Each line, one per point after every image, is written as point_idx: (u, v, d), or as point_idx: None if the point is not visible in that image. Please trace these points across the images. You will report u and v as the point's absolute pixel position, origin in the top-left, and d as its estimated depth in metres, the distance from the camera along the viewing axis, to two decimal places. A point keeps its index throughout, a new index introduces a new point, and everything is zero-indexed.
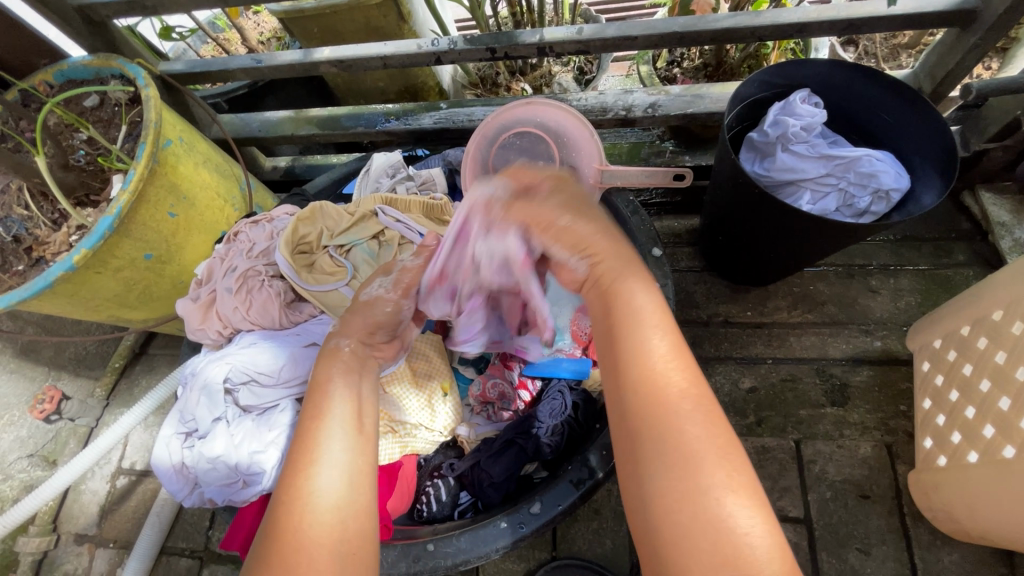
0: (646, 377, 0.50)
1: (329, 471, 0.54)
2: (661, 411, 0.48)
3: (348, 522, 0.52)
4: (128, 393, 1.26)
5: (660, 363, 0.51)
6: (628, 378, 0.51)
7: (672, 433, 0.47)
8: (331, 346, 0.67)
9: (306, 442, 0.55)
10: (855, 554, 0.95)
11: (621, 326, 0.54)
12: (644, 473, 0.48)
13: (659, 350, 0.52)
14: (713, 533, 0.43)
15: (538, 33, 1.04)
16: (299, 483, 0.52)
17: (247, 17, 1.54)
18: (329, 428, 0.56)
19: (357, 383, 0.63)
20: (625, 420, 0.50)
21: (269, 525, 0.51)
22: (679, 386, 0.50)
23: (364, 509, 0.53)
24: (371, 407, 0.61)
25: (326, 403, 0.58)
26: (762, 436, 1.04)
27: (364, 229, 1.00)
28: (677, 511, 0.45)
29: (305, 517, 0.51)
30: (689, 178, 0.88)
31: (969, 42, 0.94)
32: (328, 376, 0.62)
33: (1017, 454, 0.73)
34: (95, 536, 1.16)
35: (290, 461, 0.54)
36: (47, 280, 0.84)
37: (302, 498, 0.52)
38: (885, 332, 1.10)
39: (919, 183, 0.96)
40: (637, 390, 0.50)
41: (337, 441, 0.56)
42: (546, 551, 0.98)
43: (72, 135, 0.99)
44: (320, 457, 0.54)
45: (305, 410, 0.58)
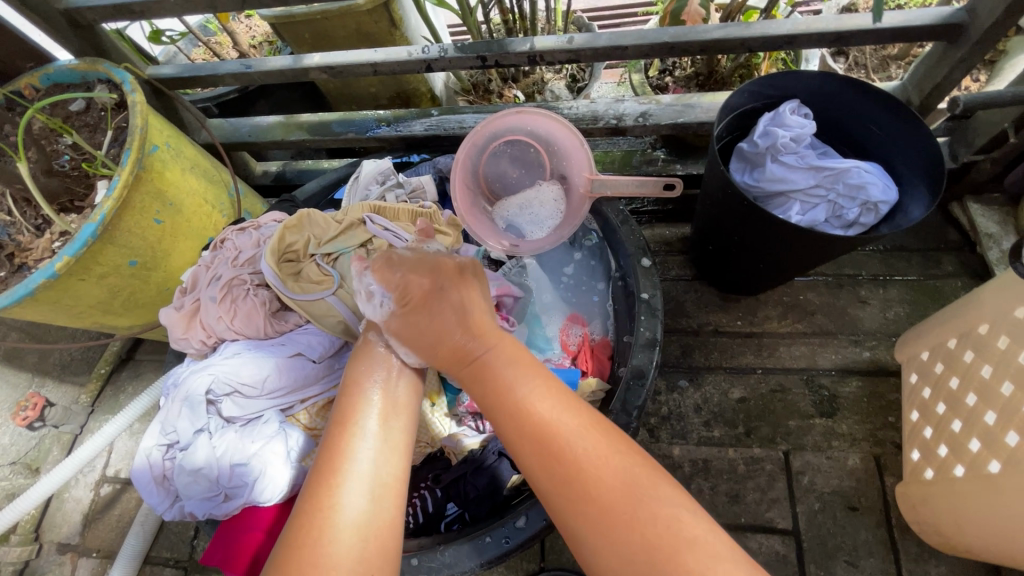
0: (542, 440, 0.63)
1: (355, 484, 0.60)
2: (571, 476, 0.60)
3: (366, 533, 0.57)
4: (114, 399, 1.24)
5: (556, 420, 0.64)
6: (536, 448, 0.63)
7: (586, 488, 0.59)
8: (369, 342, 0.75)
9: (333, 454, 0.63)
10: (842, 567, 0.94)
11: (501, 401, 0.66)
12: (568, 521, 0.60)
13: (551, 415, 0.64)
14: (646, 547, 0.55)
15: (529, 41, 1.03)
16: (325, 494, 0.59)
17: (238, 21, 1.53)
18: (357, 441, 0.64)
19: (389, 392, 0.70)
20: (549, 493, 0.61)
21: (291, 533, 0.58)
22: (588, 450, 0.61)
23: (386, 523, 0.60)
24: (399, 419, 0.68)
25: (358, 416, 0.66)
26: (750, 447, 1.04)
27: (352, 238, 0.99)
28: (616, 537, 0.56)
29: (330, 531, 0.57)
30: (679, 188, 0.88)
31: (956, 56, 0.94)
32: (361, 388, 0.69)
33: (1003, 469, 0.73)
34: (78, 545, 1.15)
35: (319, 473, 0.61)
36: (28, 287, 0.83)
37: (329, 511, 0.58)
38: (874, 343, 1.11)
39: (907, 196, 0.96)
40: (544, 460, 0.62)
41: (360, 455, 0.62)
42: (535, 562, 0.98)
43: (56, 140, 0.99)
44: (346, 470, 0.61)
45: (335, 424, 0.66)
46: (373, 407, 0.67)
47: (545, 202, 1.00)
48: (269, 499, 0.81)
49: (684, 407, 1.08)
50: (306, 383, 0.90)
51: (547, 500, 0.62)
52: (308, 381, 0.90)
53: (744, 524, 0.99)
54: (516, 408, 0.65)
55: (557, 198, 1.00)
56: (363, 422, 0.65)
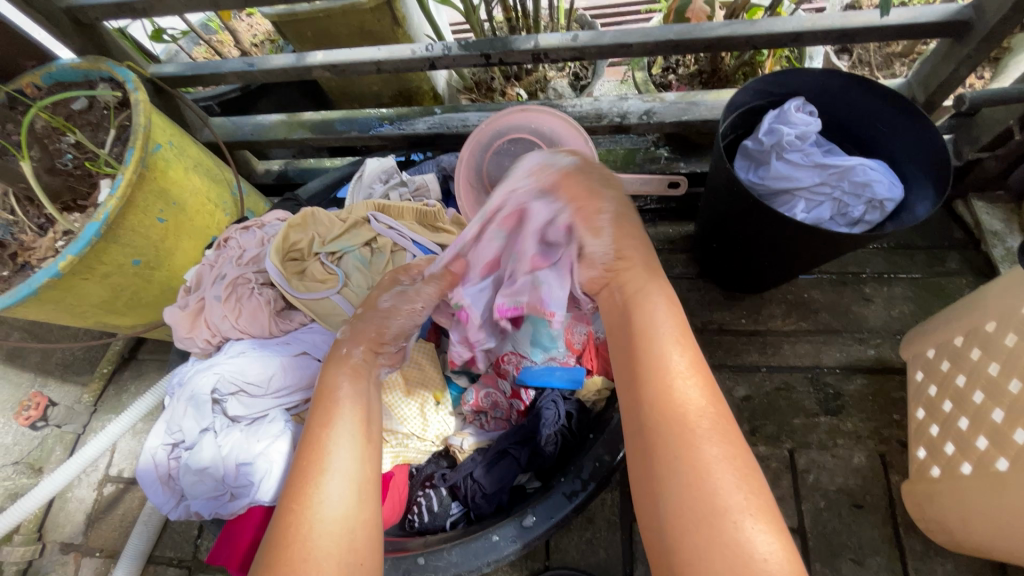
0: (665, 386, 0.56)
1: (337, 480, 0.56)
2: (677, 422, 0.54)
3: (351, 527, 0.54)
4: (117, 398, 1.24)
5: (675, 367, 0.57)
6: (652, 393, 0.56)
7: (688, 448, 0.52)
8: (343, 351, 0.69)
9: (313, 450, 0.58)
10: (848, 565, 0.94)
11: (641, 338, 0.60)
12: (659, 487, 0.53)
13: (678, 360, 0.58)
14: (725, 528, 0.48)
15: (533, 39, 1.03)
16: (306, 489, 0.55)
17: (239, 19, 1.52)
18: (336, 436, 0.59)
19: (365, 397, 0.65)
20: (651, 443, 0.55)
21: (275, 533, 0.54)
22: (700, 412, 0.54)
23: (369, 517, 0.56)
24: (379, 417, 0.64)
25: (337, 411, 0.62)
26: (755, 445, 1.04)
27: (357, 236, 0.99)
28: (696, 516, 0.50)
29: (313, 525, 0.53)
30: (683, 186, 0.90)
31: (962, 53, 0.94)
32: (335, 384, 0.65)
33: (1010, 466, 0.73)
34: (81, 545, 1.14)
35: (299, 469, 0.57)
36: (32, 287, 0.82)
37: (310, 507, 0.54)
38: (879, 341, 1.10)
39: (912, 193, 0.96)
40: (660, 408, 0.55)
41: (340, 449, 0.59)
42: (540, 561, 0.97)
43: (59, 138, 0.97)
44: (326, 466, 0.57)
45: (313, 419, 0.61)
46: (351, 405, 0.63)
47: None
48: (274, 498, 0.81)
49: None
50: (311, 382, 0.90)
51: (643, 454, 0.55)
52: (314, 380, 0.90)
53: None
54: (650, 349, 0.59)
55: None
56: (341, 417, 0.61)
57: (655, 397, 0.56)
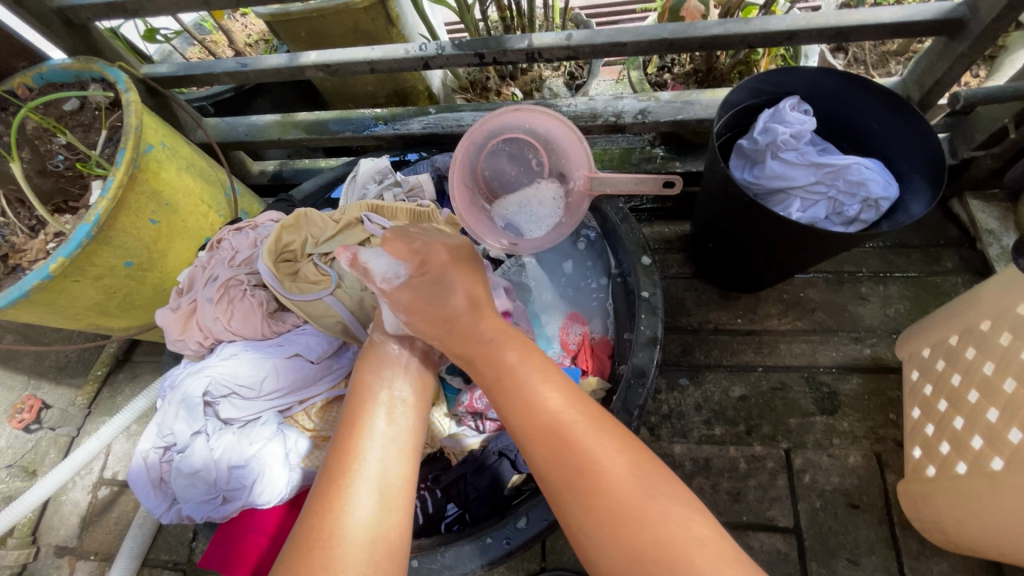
0: (560, 433, 0.61)
1: (365, 487, 0.59)
2: (578, 464, 0.58)
3: (375, 536, 0.56)
4: (111, 401, 1.24)
5: (573, 420, 0.61)
6: (552, 451, 0.60)
7: (600, 489, 0.56)
8: (374, 355, 0.77)
9: (343, 456, 0.62)
10: (844, 565, 0.94)
11: (522, 402, 0.64)
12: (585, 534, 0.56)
13: (561, 412, 0.62)
14: (641, 531, 0.53)
15: (527, 38, 1.02)
16: (335, 494, 0.58)
17: (234, 19, 1.52)
18: (366, 446, 0.63)
19: (396, 402, 0.70)
20: (564, 493, 0.59)
21: (302, 534, 0.56)
22: (599, 448, 0.59)
23: (394, 530, 0.58)
24: (410, 424, 0.69)
25: (366, 416, 0.67)
26: (751, 445, 1.04)
27: (351, 236, 0.98)
28: (614, 539, 0.54)
29: (337, 536, 0.55)
30: (679, 186, 0.87)
31: (957, 51, 0.94)
32: (370, 387, 0.71)
33: (1005, 466, 0.73)
34: (75, 548, 1.14)
35: (330, 471, 0.61)
36: (22, 289, 0.82)
37: (337, 513, 0.57)
38: (875, 340, 1.10)
39: (908, 192, 0.95)
40: (562, 458, 0.59)
41: (370, 458, 0.62)
42: (535, 562, 0.97)
43: (50, 140, 0.96)
44: (355, 473, 0.60)
45: (345, 424, 0.67)
46: (383, 412, 0.68)
47: (543, 200, 0.99)
48: (267, 500, 0.81)
49: (684, 406, 1.08)
50: (304, 384, 0.90)
51: (563, 512, 0.59)
52: (306, 381, 0.90)
53: (745, 522, 0.98)
54: (529, 411, 0.63)
55: (556, 197, 0.99)
56: (374, 425, 0.66)
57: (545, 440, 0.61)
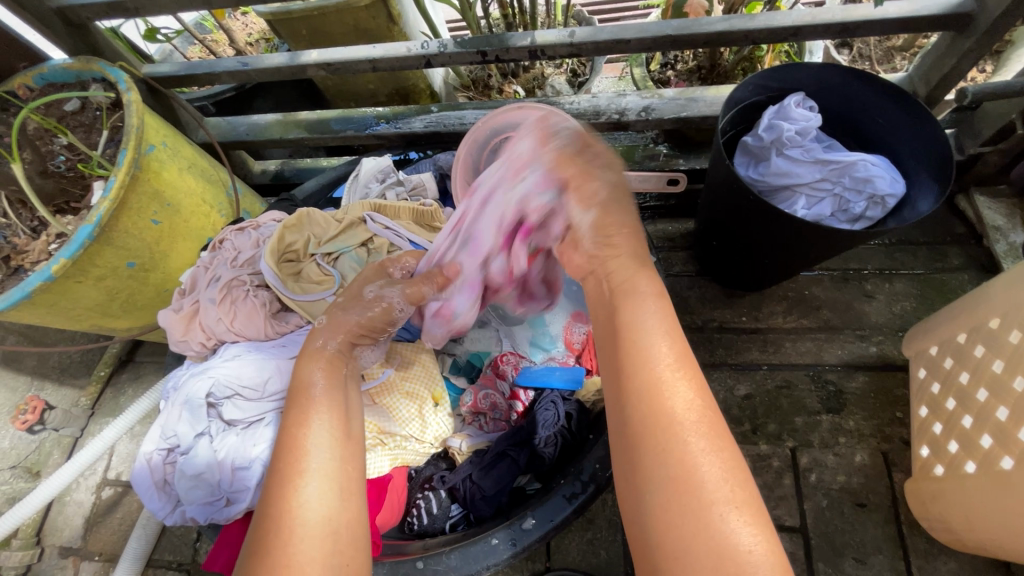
0: (662, 404, 0.53)
1: (316, 483, 0.55)
2: (661, 423, 0.52)
3: (334, 531, 0.53)
4: (114, 401, 1.23)
5: (678, 392, 0.54)
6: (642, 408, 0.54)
7: (682, 464, 0.50)
8: (317, 346, 0.67)
9: (290, 453, 0.56)
10: (851, 564, 0.93)
11: (636, 357, 0.56)
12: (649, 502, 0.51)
13: (662, 356, 0.56)
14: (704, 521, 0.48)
15: (530, 36, 1.02)
16: (287, 495, 0.53)
17: (234, 18, 1.51)
18: (312, 439, 0.57)
19: (341, 389, 0.63)
20: (640, 453, 0.53)
21: (256, 539, 0.52)
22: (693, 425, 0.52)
23: (353, 517, 0.55)
24: (354, 416, 0.62)
25: (309, 412, 0.59)
26: (757, 444, 1.03)
27: (353, 237, 0.99)
28: (679, 516, 0.48)
29: (295, 535, 0.51)
30: (683, 182, 0.89)
31: (964, 46, 0.93)
32: (308, 383, 0.62)
33: (1015, 465, 0.72)
34: (80, 549, 1.14)
35: (276, 473, 0.55)
36: (24, 290, 0.81)
37: (291, 515, 0.52)
38: (881, 337, 1.09)
39: (914, 189, 0.94)
40: (648, 422, 0.53)
41: (318, 454, 0.56)
42: (540, 562, 0.97)
43: (51, 140, 0.97)
44: (305, 470, 0.55)
45: (286, 421, 0.59)
46: (327, 399, 0.61)
47: None
48: None
49: None
50: None
51: (629, 447, 0.54)
52: None
53: None
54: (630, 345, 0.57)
55: None
56: (316, 420, 0.58)
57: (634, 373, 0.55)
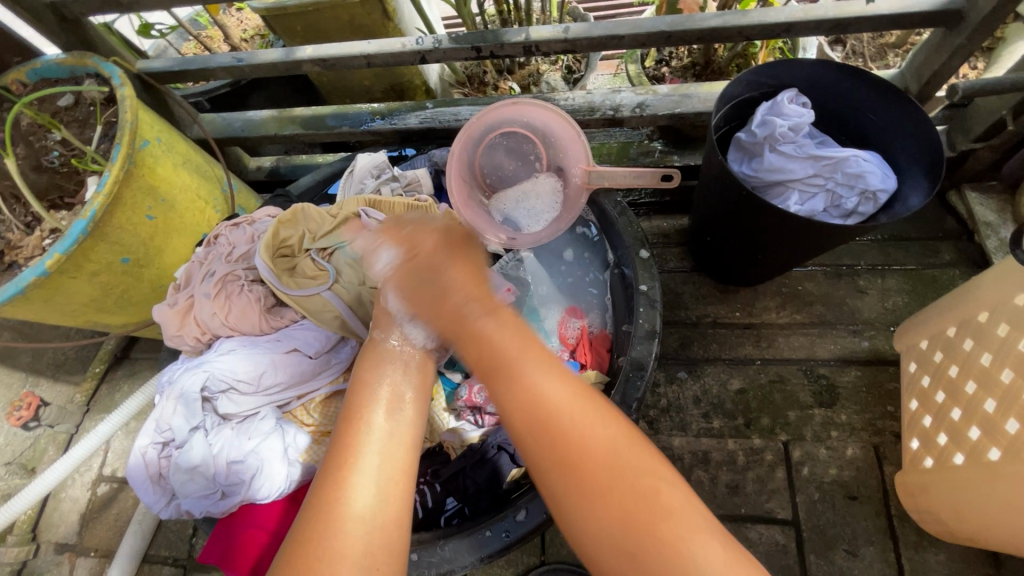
0: (545, 420, 0.57)
1: (364, 479, 0.57)
2: (557, 445, 0.55)
3: (374, 527, 0.54)
4: (109, 398, 1.23)
5: (549, 396, 0.58)
6: (537, 437, 0.56)
7: (592, 472, 0.53)
8: (378, 339, 0.71)
9: (344, 447, 0.59)
10: (842, 556, 0.94)
11: (505, 377, 0.60)
12: (570, 514, 0.54)
13: (550, 388, 0.58)
14: (649, 541, 0.50)
15: (524, 31, 1.02)
16: (333, 487, 0.56)
17: (229, 14, 1.51)
18: (366, 435, 0.60)
19: (401, 385, 0.65)
20: (569, 507, 0.54)
21: (300, 530, 0.55)
22: (595, 438, 0.55)
23: (394, 518, 0.56)
24: (411, 414, 0.63)
25: (366, 409, 0.62)
26: (750, 438, 1.04)
27: (348, 232, 0.99)
28: (609, 521, 0.52)
29: (337, 527, 0.53)
30: (677, 178, 0.86)
31: (954, 43, 0.94)
32: (369, 380, 0.65)
33: (1003, 456, 0.73)
34: (76, 545, 1.14)
35: (327, 466, 0.58)
36: (19, 285, 0.81)
37: (336, 507, 0.55)
38: (873, 332, 1.10)
39: (906, 184, 0.95)
40: (553, 455, 0.55)
41: (370, 449, 0.59)
42: (535, 555, 0.97)
43: (46, 136, 0.96)
44: (356, 466, 0.57)
45: (344, 417, 0.62)
46: (384, 397, 0.63)
47: (542, 194, 0.98)
48: (267, 494, 0.81)
49: (683, 400, 1.08)
50: (301, 379, 0.90)
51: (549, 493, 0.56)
52: (304, 376, 0.90)
53: (743, 515, 0.99)
54: (514, 389, 0.59)
55: (555, 190, 0.98)
56: (372, 415, 0.61)
57: (527, 429, 0.57)
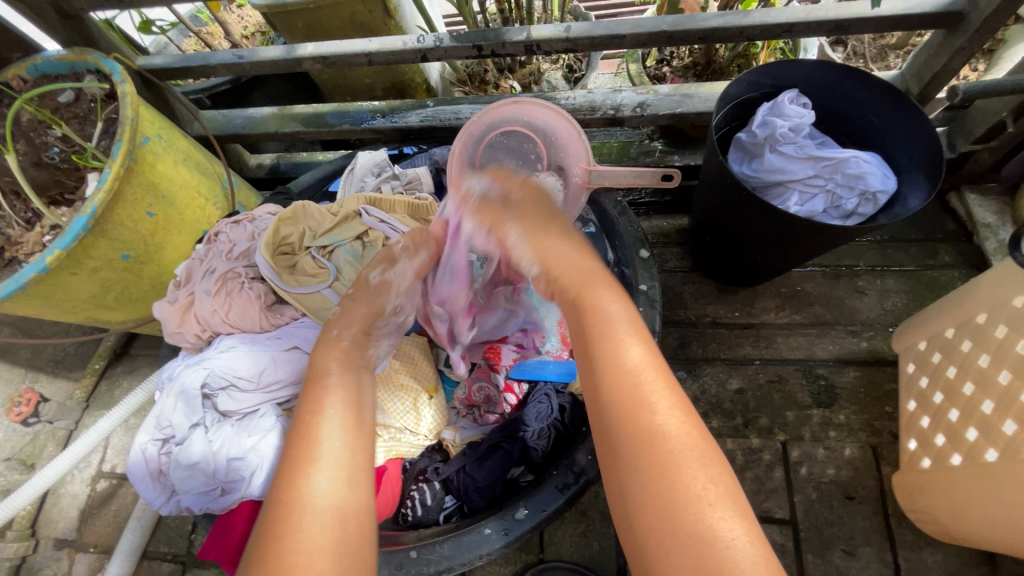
0: (631, 385, 0.52)
1: (327, 471, 0.54)
2: (631, 412, 0.51)
3: (340, 517, 0.51)
4: (109, 394, 1.23)
5: (630, 357, 0.54)
6: (617, 402, 0.52)
7: (660, 449, 0.48)
8: (332, 336, 0.67)
9: (305, 439, 0.55)
10: (839, 556, 0.95)
11: (593, 323, 0.58)
12: (625, 470, 0.50)
13: (632, 348, 0.55)
14: (680, 511, 0.46)
15: (525, 30, 1.02)
16: (298, 480, 0.52)
17: (230, 11, 1.51)
18: (328, 426, 0.57)
19: (356, 375, 0.63)
20: (619, 458, 0.51)
21: (263, 525, 0.51)
22: (664, 401, 0.51)
23: (360, 513, 0.53)
24: (368, 406, 0.61)
25: (330, 402, 0.59)
26: (748, 437, 1.04)
27: (347, 230, 0.99)
28: (664, 506, 0.47)
29: (302, 518, 0.50)
30: (677, 178, 0.86)
31: (955, 45, 0.94)
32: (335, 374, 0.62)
33: (999, 457, 0.74)
34: (75, 541, 1.14)
35: (290, 457, 0.54)
36: (19, 282, 0.81)
37: (300, 500, 0.51)
38: (872, 333, 1.11)
39: (906, 185, 0.95)
40: (631, 424, 0.50)
41: (332, 441, 0.56)
42: (533, 553, 0.98)
43: (45, 131, 0.96)
44: (317, 459, 0.54)
45: (307, 410, 0.58)
46: (342, 389, 0.61)
47: None
48: (267, 491, 0.81)
49: None
50: (302, 377, 0.90)
51: (606, 443, 0.53)
52: (305, 374, 0.90)
53: None
54: (598, 337, 0.56)
55: None
56: (331, 406, 0.58)
57: (611, 383, 0.53)
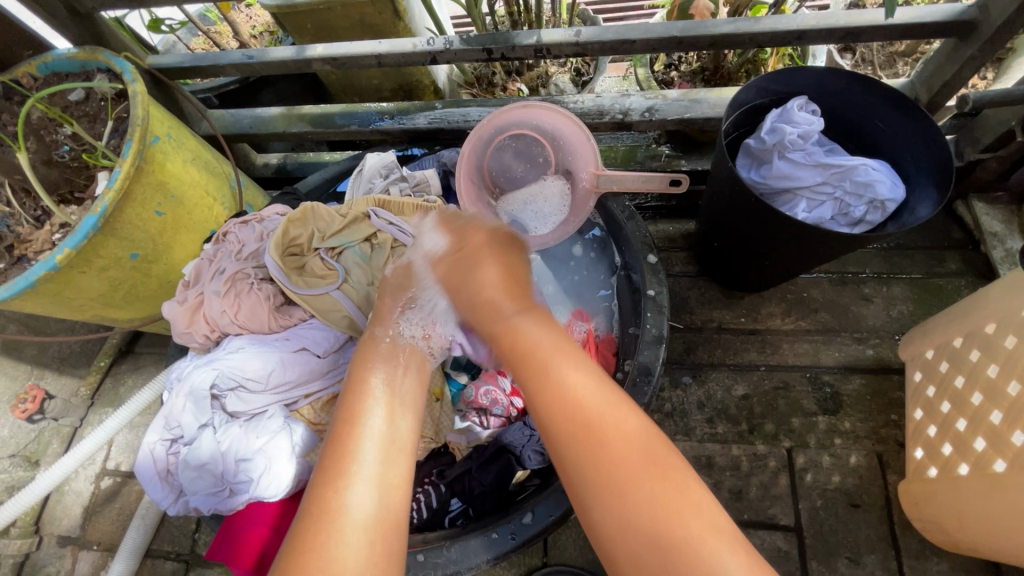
0: (585, 420, 0.58)
1: (362, 482, 0.57)
2: (592, 435, 0.57)
3: (375, 530, 0.55)
4: (114, 392, 1.23)
5: (582, 393, 0.59)
6: (568, 437, 0.58)
7: (612, 468, 0.55)
8: (371, 341, 0.74)
9: (341, 450, 0.60)
10: (844, 563, 0.95)
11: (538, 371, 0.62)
12: (588, 496, 0.55)
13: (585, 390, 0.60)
14: (666, 526, 0.51)
15: (536, 34, 1.02)
16: (330, 492, 0.56)
17: (238, 10, 1.51)
18: (363, 440, 0.60)
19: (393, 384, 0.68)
20: (581, 482, 0.56)
21: (296, 536, 0.54)
22: (629, 428, 0.57)
23: (392, 520, 0.56)
24: (405, 414, 0.65)
25: (363, 410, 0.63)
26: (753, 444, 1.04)
27: (357, 232, 1.00)
28: (643, 517, 0.52)
29: (336, 533, 0.53)
30: (685, 183, 0.87)
31: (966, 54, 0.94)
32: (365, 378, 0.68)
33: (1008, 468, 0.74)
34: (78, 538, 1.14)
35: (325, 470, 0.58)
36: (28, 279, 0.81)
37: (334, 512, 0.55)
38: (878, 340, 1.11)
39: (915, 194, 0.95)
40: (587, 452, 0.56)
41: (367, 454, 0.59)
42: (537, 558, 0.98)
43: (55, 129, 0.96)
44: (353, 471, 0.58)
45: (342, 418, 0.63)
46: (376, 398, 0.65)
47: (550, 197, 0.99)
48: (275, 493, 0.81)
49: (687, 404, 1.08)
50: (309, 377, 0.90)
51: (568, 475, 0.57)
52: (312, 375, 0.90)
53: (746, 520, 0.99)
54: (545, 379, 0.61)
55: (563, 193, 0.98)
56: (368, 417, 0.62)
57: (560, 415, 0.59)
